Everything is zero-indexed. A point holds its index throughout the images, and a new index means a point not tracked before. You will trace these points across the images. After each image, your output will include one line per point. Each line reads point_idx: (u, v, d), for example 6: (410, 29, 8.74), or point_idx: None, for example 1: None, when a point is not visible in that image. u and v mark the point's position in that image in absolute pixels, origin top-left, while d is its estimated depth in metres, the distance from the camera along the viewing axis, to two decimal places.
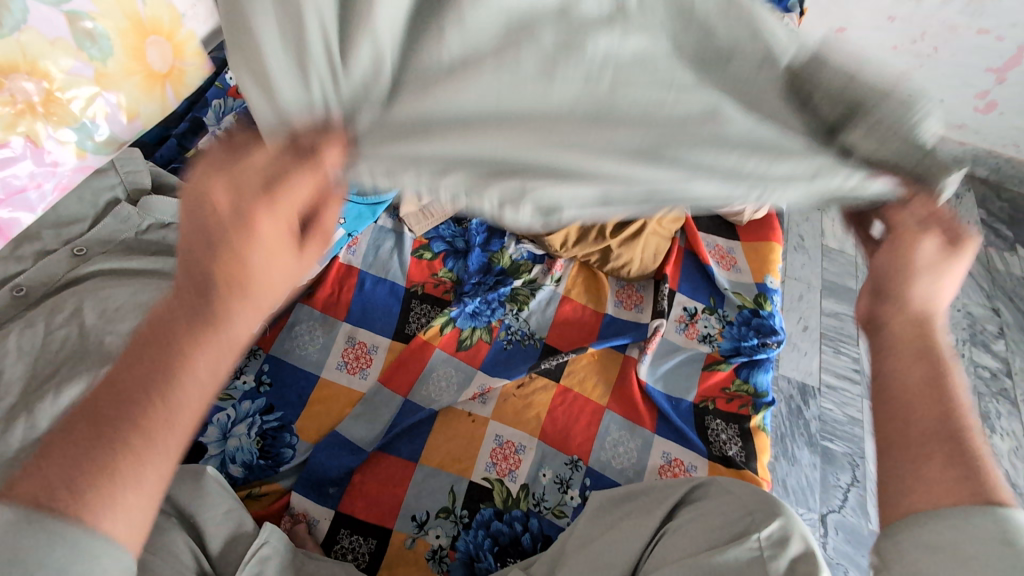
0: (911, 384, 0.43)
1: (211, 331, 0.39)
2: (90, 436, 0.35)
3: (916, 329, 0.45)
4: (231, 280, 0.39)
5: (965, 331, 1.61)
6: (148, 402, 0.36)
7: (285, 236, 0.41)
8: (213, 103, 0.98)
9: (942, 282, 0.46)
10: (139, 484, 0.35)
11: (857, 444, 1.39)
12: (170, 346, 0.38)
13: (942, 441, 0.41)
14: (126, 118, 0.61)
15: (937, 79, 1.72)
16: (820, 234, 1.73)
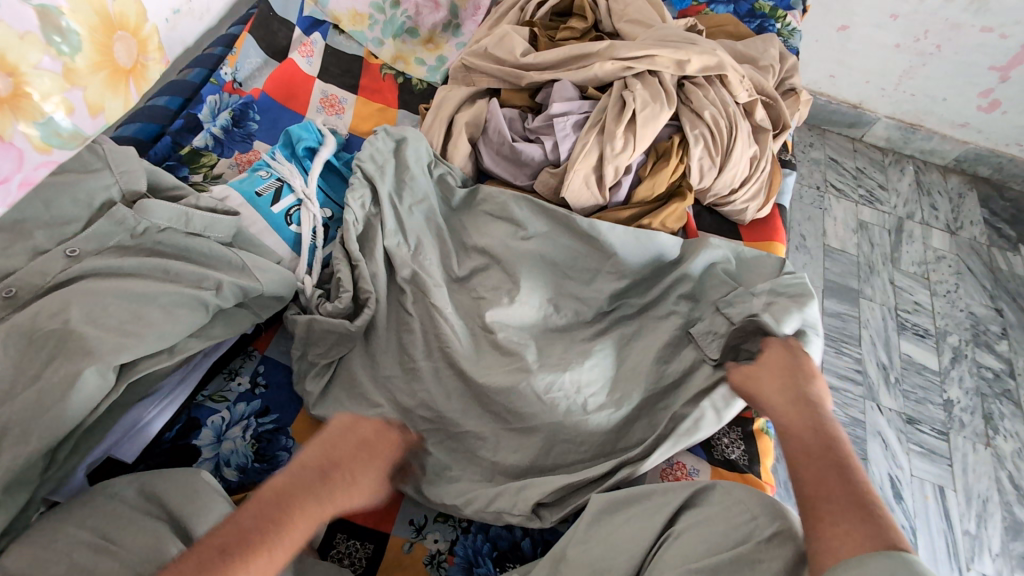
0: (821, 473, 0.59)
1: (311, 509, 0.55)
2: (211, 557, 0.48)
3: (806, 424, 0.66)
4: (335, 479, 0.58)
5: (968, 332, 1.59)
6: (255, 548, 0.50)
7: (374, 469, 0.63)
8: (208, 98, 0.98)
9: (801, 405, 0.69)
10: None
11: (859, 446, 1.40)
12: (284, 530, 0.52)
13: (845, 505, 0.55)
14: (88, 113, 0.46)
15: (940, 78, 1.71)
16: (821, 234, 1.72)
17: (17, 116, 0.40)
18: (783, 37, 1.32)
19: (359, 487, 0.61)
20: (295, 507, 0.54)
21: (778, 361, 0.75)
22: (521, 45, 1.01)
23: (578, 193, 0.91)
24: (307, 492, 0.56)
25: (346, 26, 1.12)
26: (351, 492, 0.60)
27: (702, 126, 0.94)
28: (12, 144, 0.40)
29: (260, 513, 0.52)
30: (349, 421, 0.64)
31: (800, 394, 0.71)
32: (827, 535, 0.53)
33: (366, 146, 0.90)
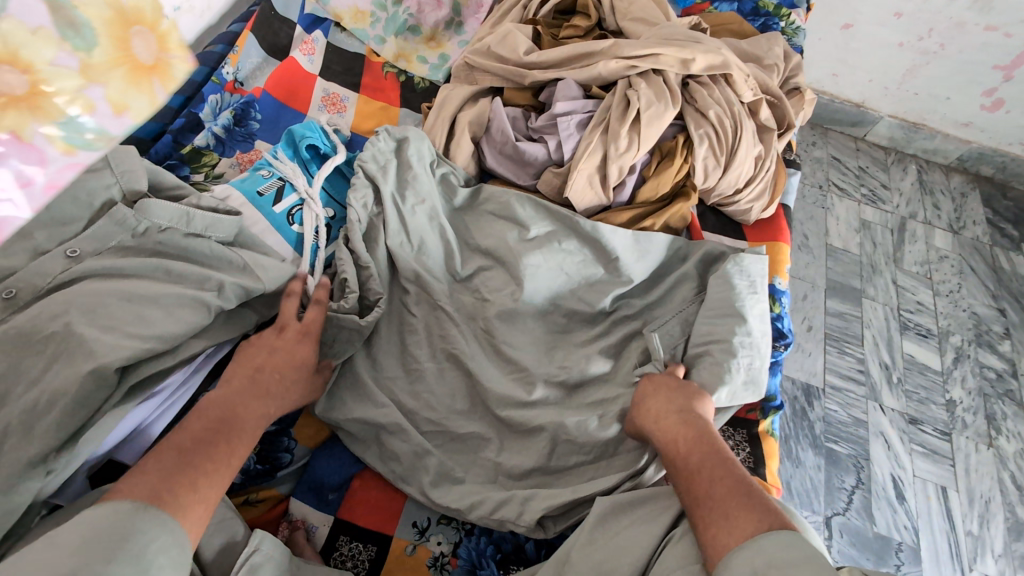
0: (707, 459, 0.61)
1: (248, 418, 0.62)
2: (173, 464, 0.54)
3: (681, 427, 0.66)
4: (263, 383, 0.65)
5: (971, 332, 1.59)
6: (208, 453, 0.57)
7: (297, 366, 0.69)
8: (210, 98, 0.97)
9: (680, 401, 0.70)
10: (198, 494, 0.54)
11: (861, 446, 1.40)
12: (233, 430, 0.60)
13: (731, 494, 0.57)
14: (114, 113, 0.43)
15: (944, 76, 1.70)
16: (824, 233, 1.71)
17: (34, 115, 0.38)
18: (788, 36, 1.32)
19: (291, 385, 0.67)
20: (237, 411, 0.62)
21: (645, 383, 0.74)
22: (525, 43, 1.00)
23: (582, 192, 0.90)
24: (245, 396, 0.63)
25: (348, 24, 1.11)
26: (282, 390, 0.67)
27: (707, 125, 0.94)
28: (33, 146, 0.38)
29: (206, 420, 0.59)
30: (269, 334, 0.70)
31: (676, 401, 0.70)
32: (722, 535, 0.53)
33: (367, 147, 0.89)
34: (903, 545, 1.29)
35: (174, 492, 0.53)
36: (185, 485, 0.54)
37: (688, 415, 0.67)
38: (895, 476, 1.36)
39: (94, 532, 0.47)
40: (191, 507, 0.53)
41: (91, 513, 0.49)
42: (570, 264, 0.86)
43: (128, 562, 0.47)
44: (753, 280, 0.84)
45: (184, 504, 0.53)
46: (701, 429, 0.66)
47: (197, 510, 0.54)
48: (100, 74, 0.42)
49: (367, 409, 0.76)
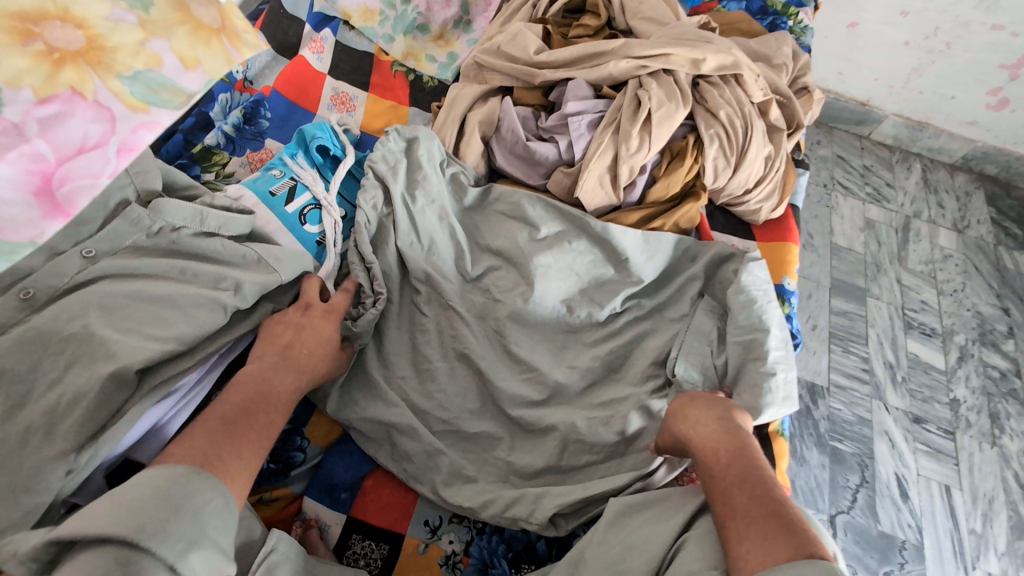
0: (743, 470, 0.61)
1: (279, 392, 0.64)
2: (216, 433, 0.56)
3: (720, 435, 0.65)
4: (289, 355, 0.67)
5: (975, 331, 1.59)
6: (245, 425, 0.59)
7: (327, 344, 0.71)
8: (220, 96, 0.97)
9: (722, 413, 0.68)
10: (242, 460, 0.56)
11: (865, 444, 1.41)
12: (270, 402, 0.62)
13: (771, 509, 0.56)
14: (181, 65, 0.47)
15: (950, 75, 1.70)
16: (829, 232, 1.72)
17: (97, 71, 0.44)
18: (795, 35, 1.31)
19: (326, 361, 0.70)
20: (275, 386, 0.64)
21: (684, 394, 0.72)
22: (535, 42, 1.00)
23: (593, 192, 0.90)
24: (276, 367, 0.65)
25: (356, 22, 1.11)
26: (312, 365, 0.68)
27: (718, 125, 0.94)
28: (95, 101, 0.43)
29: (245, 392, 0.62)
30: (296, 312, 0.72)
31: (715, 410, 0.69)
32: (755, 553, 0.52)
33: (378, 147, 0.89)
34: (908, 543, 1.30)
35: (220, 458, 0.55)
36: (231, 451, 0.56)
37: (728, 425, 0.66)
38: (901, 475, 1.36)
39: (156, 489, 0.49)
40: (236, 474, 0.55)
41: (146, 475, 0.50)
42: (581, 264, 0.86)
43: (190, 517, 0.48)
44: (766, 288, 0.84)
45: (231, 469, 0.55)
46: (743, 442, 0.64)
47: (244, 473, 0.56)
48: (151, 28, 0.46)
49: (378, 411, 0.76)
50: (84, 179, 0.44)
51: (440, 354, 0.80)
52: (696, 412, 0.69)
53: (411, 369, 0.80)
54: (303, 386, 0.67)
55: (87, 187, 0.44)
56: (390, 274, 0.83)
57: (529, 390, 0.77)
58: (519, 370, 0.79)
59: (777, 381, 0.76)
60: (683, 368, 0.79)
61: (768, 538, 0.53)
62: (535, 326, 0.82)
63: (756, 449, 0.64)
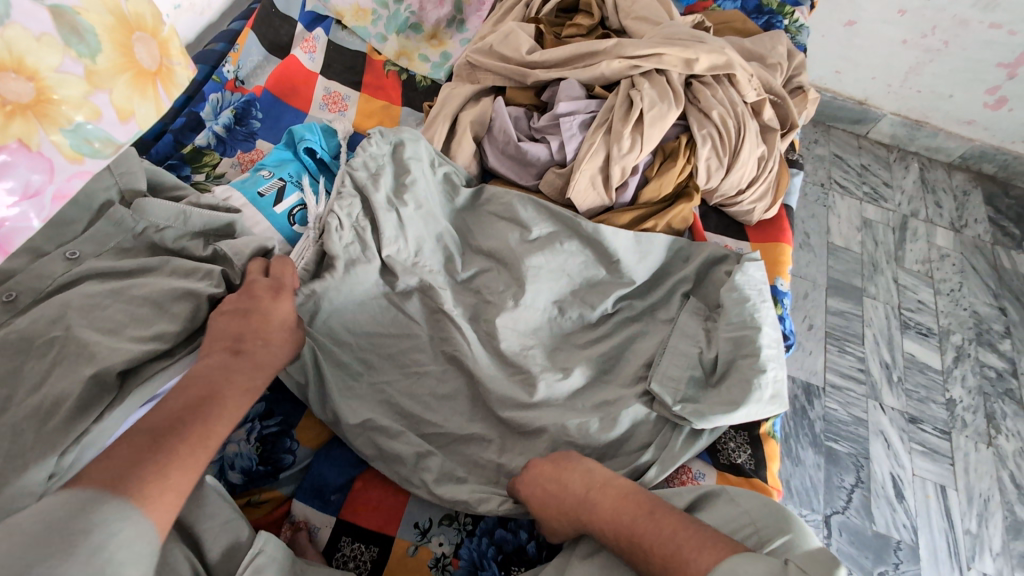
0: (623, 517, 0.60)
1: (223, 395, 0.55)
2: (145, 446, 0.48)
3: (592, 496, 0.63)
4: (235, 351, 0.59)
5: (971, 331, 1.59)
6: (177, 434, 0.49)
7: (280, 336, 0.63)
8: (211, 96, 0.97)
9: (561, 479, 0.65)
10: (166, 483, 0.46)
11: (862, 445, 1.41)
12: (216, 405, 0.53)
13: (659, 547, 0.56)
14: (119, 118, 0.48)
15: (947, 74, 1.69)
16: (826, 231, 1.71)
17: (43, 125, 0.44)
18: (791, 34, 1.31)
19: (281, 350, 0.63)
20: (222, 387, 0.55)
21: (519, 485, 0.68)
22: (527, 42, 0.99)
23: (584, 193, 0.90)
24: (223, 367, 0.57)
25: (349, 22, 1.10)
26: (258, 359, 0.60)
27: (710, 125, 0.93)
28: (42, 155, 0.44)
29: (187, 395, 0.53)
30: (246, 293, 0.64)
31: (553, 485, 0.65)
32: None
33: (361, 152, 0.87)
34: (903, 543, 1.30)
35: (141, 480, 0.45)
36: (153, 465, 0.47)
37: (581, 498, 0.63)
38: (895, 475, 1.36)
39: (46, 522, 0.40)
40: (157, 500, 0.45)
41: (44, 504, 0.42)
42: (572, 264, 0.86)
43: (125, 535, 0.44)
44: (760, 288, 0.86)
45: (153, 489, 0.45)
46: (613, 487, 0.63)
47: (178, 493, 0.47)
48: (104, 82, 0.46)
49: (368, 413, 0.75)
50: (19, 224, 0.46)
51: (430, 355, 0.80)
52: (545, 504, 0.65)
53: (401, 368, 0.79)
54: (249, 384, 0.58)
55: (23, 230, 0.47)
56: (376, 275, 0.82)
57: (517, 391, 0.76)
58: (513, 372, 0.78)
59: (763, 382, 0.76)
60: (671, 369, 0.78)
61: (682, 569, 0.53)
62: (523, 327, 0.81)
63: (621, 480, 0.64)
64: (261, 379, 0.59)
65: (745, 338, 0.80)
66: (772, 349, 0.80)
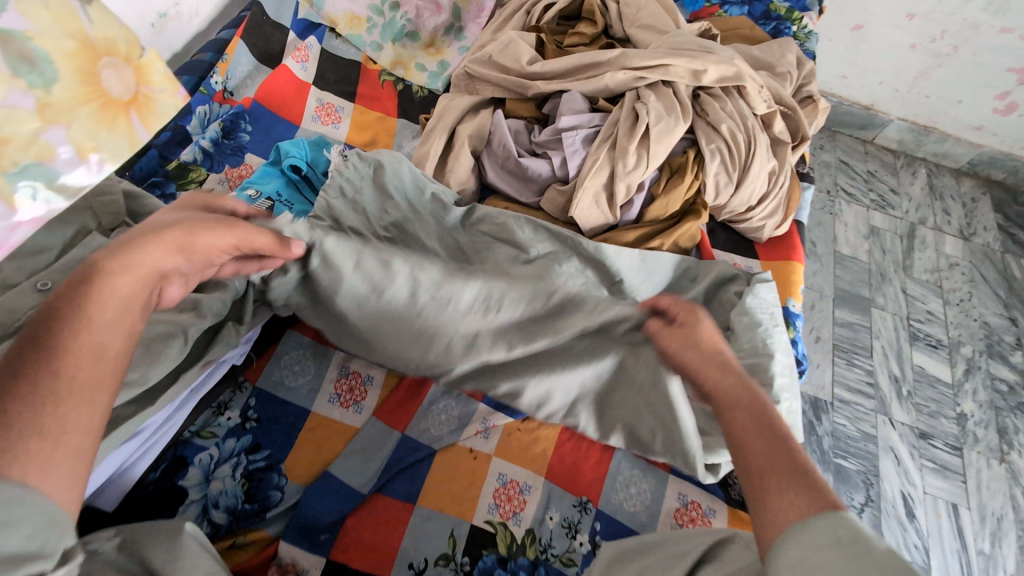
0: (746, 419, 0.52)
1: (80, 316, 0.44)
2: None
3: (723, 378, 0.56)
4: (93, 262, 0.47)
5: (981, 342, 1.55)
6: (31, 382, 0.40)
7: (167, 233, 0.52)
8: (197, 109, 0.92)
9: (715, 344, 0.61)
10: (48, 443, 0.39)
11: (871, 461, 1.37)
12: (66, 329, 0.43)
13: (788, 461, 0.48)
14: (77, 158, 0.37)
15: (956, 78, 1.65)
16: (832, 240, 1.68)
17: None
18: (799, 40, 1.27)
19: (147, 245, 0.50)
20: (72, 311, 0.44)
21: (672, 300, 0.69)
22: (528, 52, 0.95)
23: (588, 212, 0.86)
24: (80, 284, 0.46)
25: (343, 30, 1.07)
26: (128, 266, 0.48)
27: (719, 139, 0.89)
28: None
29: (34, 329, 0.43)
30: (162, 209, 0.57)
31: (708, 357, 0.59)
32: (776, 512, 0.45)
33: (335, 175, 0.81)
34: (915, 564, 1.25)
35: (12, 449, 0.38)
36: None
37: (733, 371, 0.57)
38: (905, 493, 1.33)
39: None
40: (38, 466, 0.39)
41: None
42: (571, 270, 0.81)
43: None
44: (773, 311, 0.83)
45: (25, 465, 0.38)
46: (750, 386, 0.55)
47: (69, 439, 0.40)
48: (54, 119, 0.36)
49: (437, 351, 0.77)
50: None
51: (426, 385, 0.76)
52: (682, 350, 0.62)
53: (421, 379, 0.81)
54: (117, 291, 0.47)
55: None
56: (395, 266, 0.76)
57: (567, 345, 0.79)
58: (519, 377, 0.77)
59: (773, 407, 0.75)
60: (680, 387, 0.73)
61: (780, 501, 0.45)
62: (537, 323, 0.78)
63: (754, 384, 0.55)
64: (126, 284, 0.48)
65: (757, 365, 0.78)
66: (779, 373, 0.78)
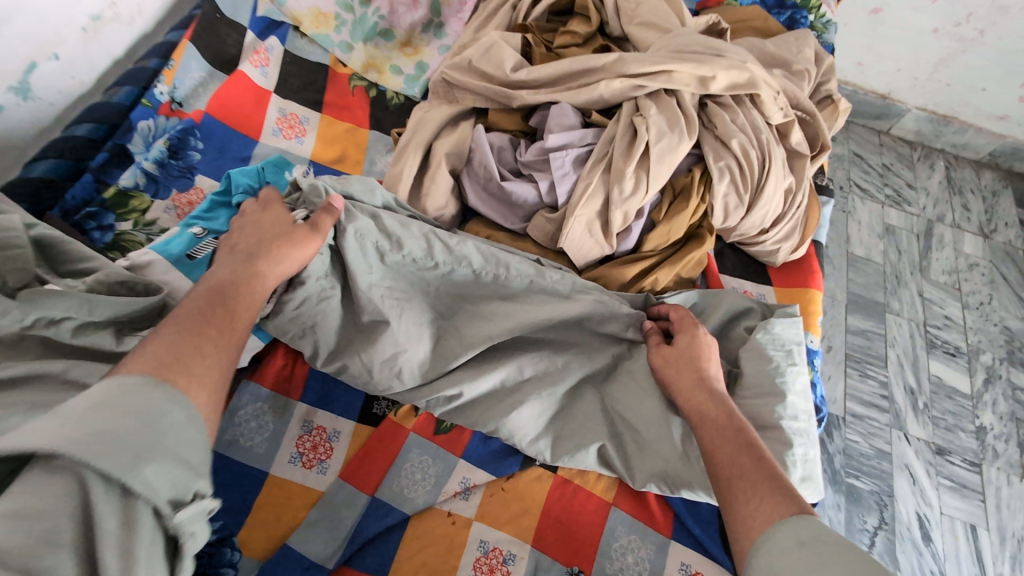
0: (722, 439, 0.59)
1: (244, 294, 0.56)
2: (187, 338, 0.48)
3: (707, 401, 0.63)
4: (252, 255, 0.59)
5: (1002, 349, 1.46)
6: (207, 328, 0.50)
7: (298, 235, 0.64)
8: (139, 125, 0.82)
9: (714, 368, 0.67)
10: (205, 378, 0.47)
11: (885, 481, 1.28)
12: (233, 299, 0.54)
13: (755, 473, 0.54)
14: None
15: (982, 66, 1.52)
16: (845, 240, 1.57)
17: None
18: (816, 31, 1.15)
19: (284, 253, 0.62)
20: (235, 288, 0.55)
21: (681, 312, 0.72)
22: (512, 56, 0.84)
23: (580, 242, 0.76)
24: (244, 270, 0.58)
25: (308, 28, 0.95)
26: (273, 273, 0.60)
27: (729, 156, 0.79)
28: None
29: (209, 293, 0.54)
30: (253, 213, 0.65)
31: (693, 375, 0.66)
32: (748, 522, 0.50)
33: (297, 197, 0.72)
34: None
35: (186, 363, 0.46)
36: (194, 358, 0.47)
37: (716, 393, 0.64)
38: (921, 516, 1.25)
39: (95, 400, 0.40)
40: (198, 385, 0.46)
41: (94, 390, 0.42)
42: (564, 286, 0.75)
43: None
44: (791, 349, 0.73)
45: (194, 379, 0.46)
46: (724, 410, 0.62)
47: (214, 381, 0.48)
48: None
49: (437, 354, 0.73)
50: None
51: None
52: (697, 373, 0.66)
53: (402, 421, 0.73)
54: (263, 284, 0.58)
55: None
56: (402, 270, 0.74)
57: (566, 359, 0.74)
58: (512, 418, 0.70)
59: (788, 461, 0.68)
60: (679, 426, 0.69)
61: (766, 509, 0.50)
62: (536, 356, 0.74)
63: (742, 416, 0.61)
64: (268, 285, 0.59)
65: (764, 409, 0.70)
66: (797, 418, 0.70)
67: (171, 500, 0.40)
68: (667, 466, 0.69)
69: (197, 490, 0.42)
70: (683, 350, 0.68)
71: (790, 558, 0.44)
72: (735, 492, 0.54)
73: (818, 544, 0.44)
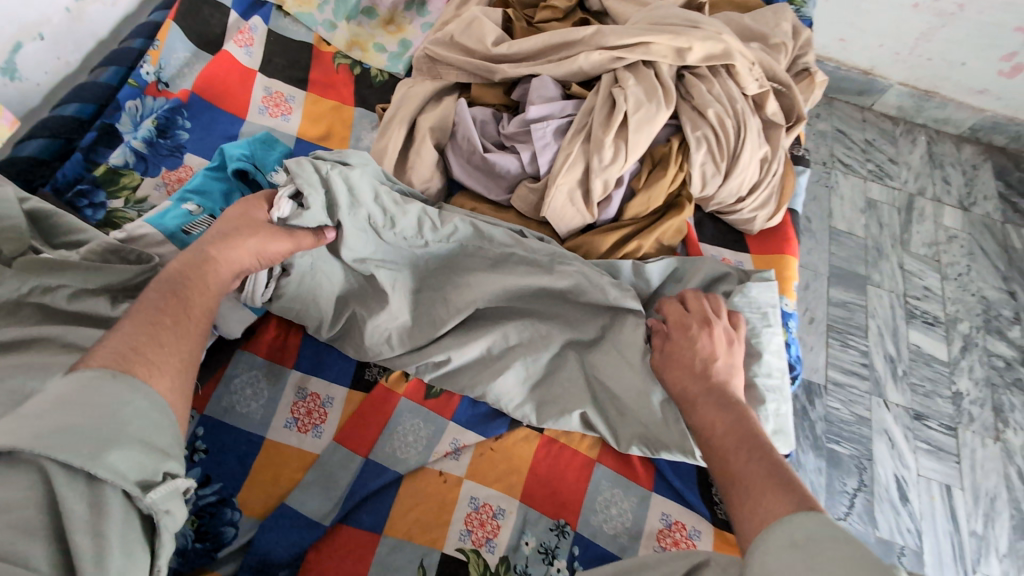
0: (732, 448, 0.60)
1: (198, 285, 0.60)
2: (145, 333, 0.53)
3: (713, 412, 0.64)
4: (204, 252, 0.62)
5: (979, 318, 1.50)
6: (166, 320, 0.55)
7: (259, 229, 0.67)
8: (126, 104, 0.83)
9: (728, 377, 0.68)
10: (170, 367, 0.52)
11: (864, 445, 1.33)
12: (188, 295, 0.58)
13: (763, 477, 0.54)
14: None
15: (961, 41, 1.54)
16: (827, 214, 1.60)
17: None
18: (796, 6, 1.17)
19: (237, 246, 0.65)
20: (189, 282, 0.59)
21: (673, 305, 0.75)
22: (493, 32, 0.85)
23: (563, 211, 0.78)
24: (195, 265, 0.61)
25: (291, 8, 0.96)
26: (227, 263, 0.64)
27: (705, 126, 0.81)
28: None
29: (161, 287, 0.58)
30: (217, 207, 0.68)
31: (698, 386, 0.67)
32: (752, 524, 0.51)
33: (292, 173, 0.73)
34: (906, 548, 1.23)
35: (147, 356, 0.51)
36: (152, 348, 0.52)
37: (724, 402, 0.65)
38: (899, 478, 1.30)
39: (60, 396, 0.46)
40: (161, 374, 0.51)
41: (59, 385, 0.48)
42: (546, 258, 0.77)
43: None
44: (765, 311, 0.77)
45: (155, 369, 0.51)
46: (734, 416, 0.63)
47: (171, 366, 0.53)
48: None
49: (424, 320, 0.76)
50: None
51: None
52: (704, 383, 0.67)
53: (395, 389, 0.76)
54: (218, 278, 0.62)
55: None
56: (393, 247, 0.77)
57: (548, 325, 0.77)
58: (499, 382, 0.74)
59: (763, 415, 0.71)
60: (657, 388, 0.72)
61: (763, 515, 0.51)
62: (521, 324, 0.77)
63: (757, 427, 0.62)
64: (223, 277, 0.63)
65: None
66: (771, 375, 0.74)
67: (141, 482, 0.45)
68: (647, 428, 0.73)
69: (165, 471, 0.47)
70: (693, 355, 0.69)
71: (784, 558, 0.45)
72: (745, 500, 0.54)
73: (813, 540, 0.45)
